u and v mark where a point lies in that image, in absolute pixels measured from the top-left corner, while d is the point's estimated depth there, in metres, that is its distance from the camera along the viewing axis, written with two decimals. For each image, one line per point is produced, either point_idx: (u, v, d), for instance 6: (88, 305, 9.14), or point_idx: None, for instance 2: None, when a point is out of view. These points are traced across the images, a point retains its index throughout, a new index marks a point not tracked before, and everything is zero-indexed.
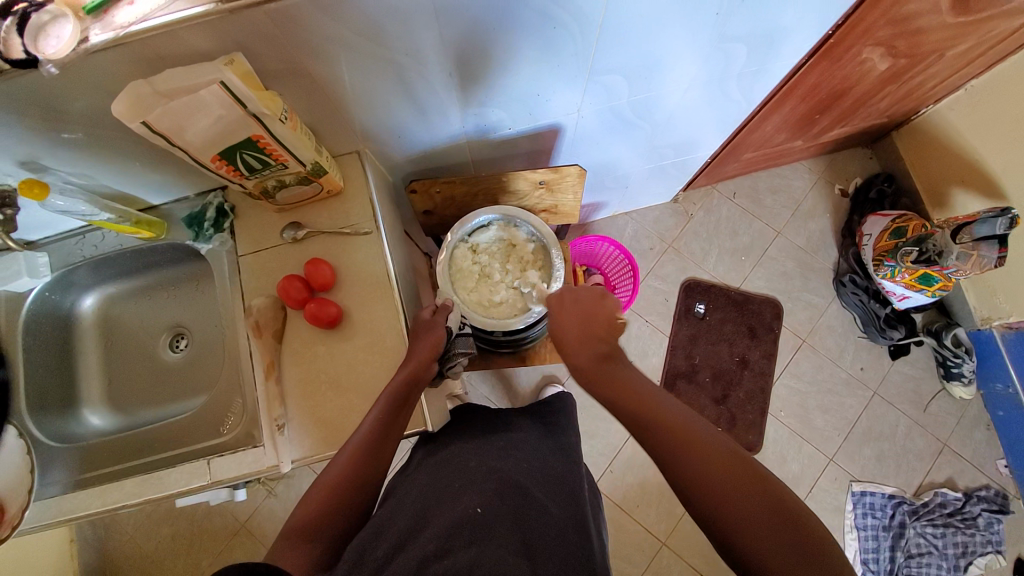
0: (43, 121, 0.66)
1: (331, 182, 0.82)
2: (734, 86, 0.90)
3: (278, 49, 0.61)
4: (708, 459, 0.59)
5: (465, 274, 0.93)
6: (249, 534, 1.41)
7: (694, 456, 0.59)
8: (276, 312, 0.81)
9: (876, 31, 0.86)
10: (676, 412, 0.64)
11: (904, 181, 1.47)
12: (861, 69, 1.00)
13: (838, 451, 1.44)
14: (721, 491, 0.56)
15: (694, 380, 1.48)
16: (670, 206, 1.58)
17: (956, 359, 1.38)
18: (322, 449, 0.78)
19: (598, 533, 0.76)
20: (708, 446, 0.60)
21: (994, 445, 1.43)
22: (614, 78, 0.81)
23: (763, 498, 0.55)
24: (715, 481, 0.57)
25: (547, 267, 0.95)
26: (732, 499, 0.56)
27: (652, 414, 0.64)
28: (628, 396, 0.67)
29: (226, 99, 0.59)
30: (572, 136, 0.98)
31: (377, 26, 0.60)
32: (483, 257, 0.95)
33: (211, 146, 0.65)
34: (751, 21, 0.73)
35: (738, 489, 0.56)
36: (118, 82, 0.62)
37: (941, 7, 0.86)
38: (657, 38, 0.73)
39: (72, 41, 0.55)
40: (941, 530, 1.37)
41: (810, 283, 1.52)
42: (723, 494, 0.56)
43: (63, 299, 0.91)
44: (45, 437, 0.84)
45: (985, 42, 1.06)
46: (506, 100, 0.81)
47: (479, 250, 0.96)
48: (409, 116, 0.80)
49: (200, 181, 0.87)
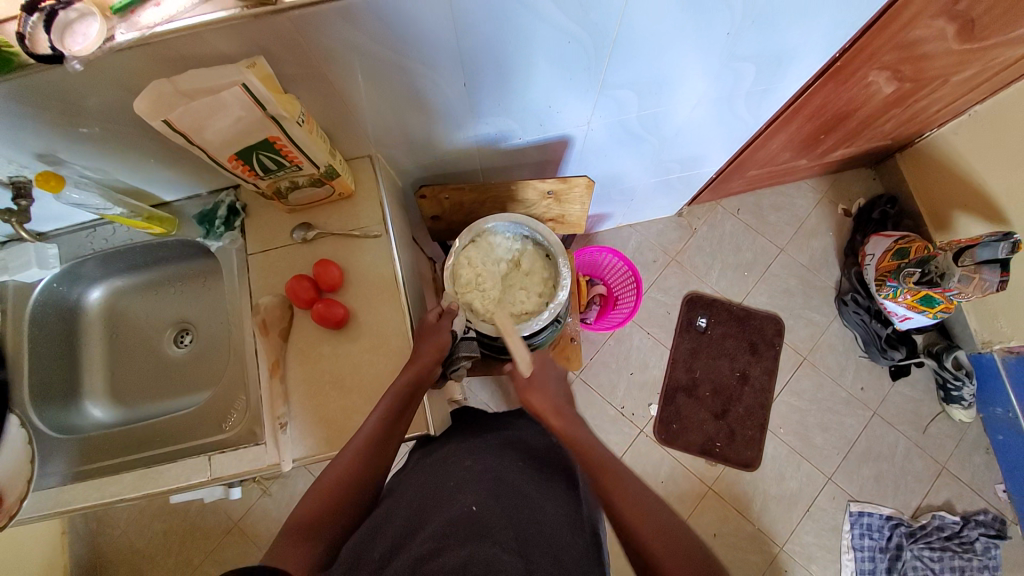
0: (62, 115, 0.67)
1: (343, 185, 0.83)
2: (741, 105, 0.92)
3: (297, 54, 0.62)
4: (654, 528, 0.62)
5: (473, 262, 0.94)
6: (242, 533, 1.40)
7: (644, 525, 0.62)
8: (283, 311, 0.82)
9: (882, 56, 0.88)
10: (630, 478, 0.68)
11: (907, 203, 1.49)
12: (866, 92, 1.01)
13: (836, 470, 1.44)
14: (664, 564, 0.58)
15: (694, 395, 1.48)
16: (674, 220, 1.59)
17: (956, 382, 1.39)
18: (322, 450, 0.78)
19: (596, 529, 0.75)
20: (659, 514, 0.63)
21: (993, 470, 1.43)
22: (624, 92, 0.82)
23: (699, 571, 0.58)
24: (661, 556, 0.59)
25: (550, 291, 0.95)
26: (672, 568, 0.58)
27: (613, 479, 0.67)
28: (596, 458, 0.70)
29: (247, 101, 0.60)
30: (580, 148, 0.99)
31: (394, 35, 0.61)
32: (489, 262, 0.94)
33: (229, 146, 0.67)
34: (759, 42, 0.74)
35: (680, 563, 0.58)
36: (138, 80, 0.63)
37: (947, 33, 0.87)
38: (668, 55, 0.74)
39: (98, 40, 0.56)
40: (938, 553, 1.37)
41: (812, 301, 1.53)
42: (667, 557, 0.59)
43: (69, 291, 0.92)
44: (46, 427, 0.85)
45: (989, 69, 1.07)
46: (517, 110, 0.82)
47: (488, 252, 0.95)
48: (419, 123, 0.81)
49: (213, 179, 0.88)
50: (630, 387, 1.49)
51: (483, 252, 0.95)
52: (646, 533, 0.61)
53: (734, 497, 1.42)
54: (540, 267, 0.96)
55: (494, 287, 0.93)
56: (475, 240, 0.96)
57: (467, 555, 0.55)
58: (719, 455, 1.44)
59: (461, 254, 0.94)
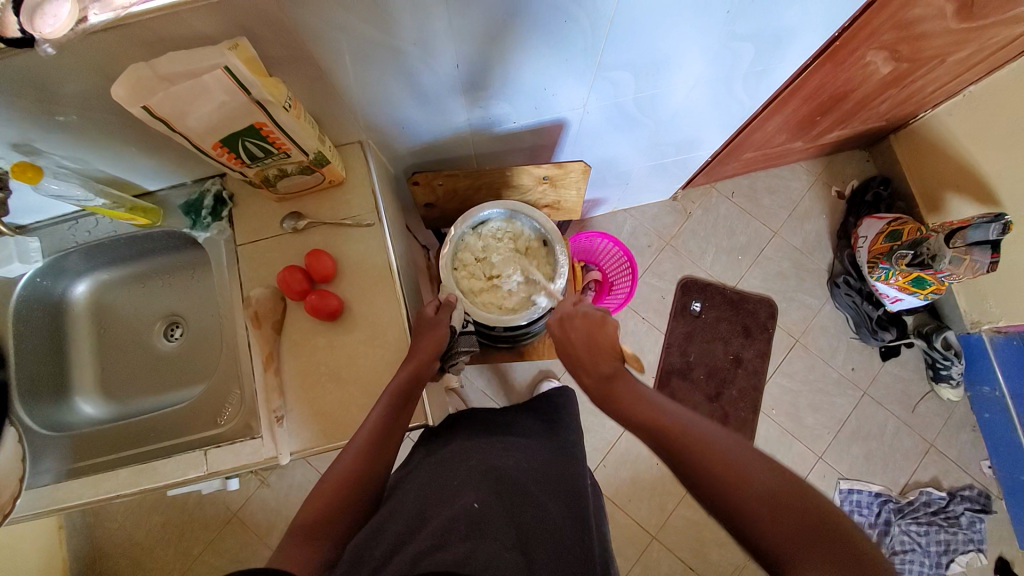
0: (37, 102, 0.64)
1: (333, 172, 0.80)
2: (739, 86, 0.90)
3: (282, 35, 0.60)
4: (749, 481, 0.55)
5: (472, 253, 0.94)
6: (241, 523, 1.40)
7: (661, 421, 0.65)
8: (276, 303, 0.80)
9: (881, 35, 0.86)
10: (701, 429, 0.62)
11: (901, 184, 1.49)
12: (864, 72, 1.00)
13: (827, 449, 1.46)
14: (765, 524, 0.52)
15: (689, 378, 1.49)
16: (669, 204, 1.58)
17: (945, 361, 1.41)
18: (320, 442, 0.77)
19: (600, 533, 0.75)
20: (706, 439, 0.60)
21: (979, 447, 1.46)
22: (621, 73, 0.80)
23: (812, 519, 0.51)
24: (691, 451, 0.60)
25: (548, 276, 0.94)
26: (779, 523, 0.52)
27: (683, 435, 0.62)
28: (652, 418, 0.66)
29: (230, 84, 0.57)
30: (576, 130, 0.97)
31: (379, 13, 0.58)
32: (489, 247, 0.94)
33: (214, 133, 0.64)
34: (758, 21, 0.73)
35: (778, 513, 0.52)
36: (117, 65, 0.61)
37: (946, 11, 0.86)
38: (667, 37, 0.73)
39: (70, 21, 0.52)
40: (925, 528, 1.40)
41: (805, 284, 1.54)
42: (770, 512, 0.53)
43: (54, 285, 0.89)
44: (37, 424, 0.83)
45: (985, 49, 1.06)
46: (513, 93, 0.80)
47: (487, 239, 0.95)
48: (410, 106, 0.79)
49: (199, 167, 0.85)
50: None
51: (481, 240, 0.95)
52: (736, 490, 0.55)
53: None
54: (538, 249, 0.96)
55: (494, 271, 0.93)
56: (473, 231, 0.96)
57: (469, 549, 0.55)
58: None
59: (461, 237, 0.95)
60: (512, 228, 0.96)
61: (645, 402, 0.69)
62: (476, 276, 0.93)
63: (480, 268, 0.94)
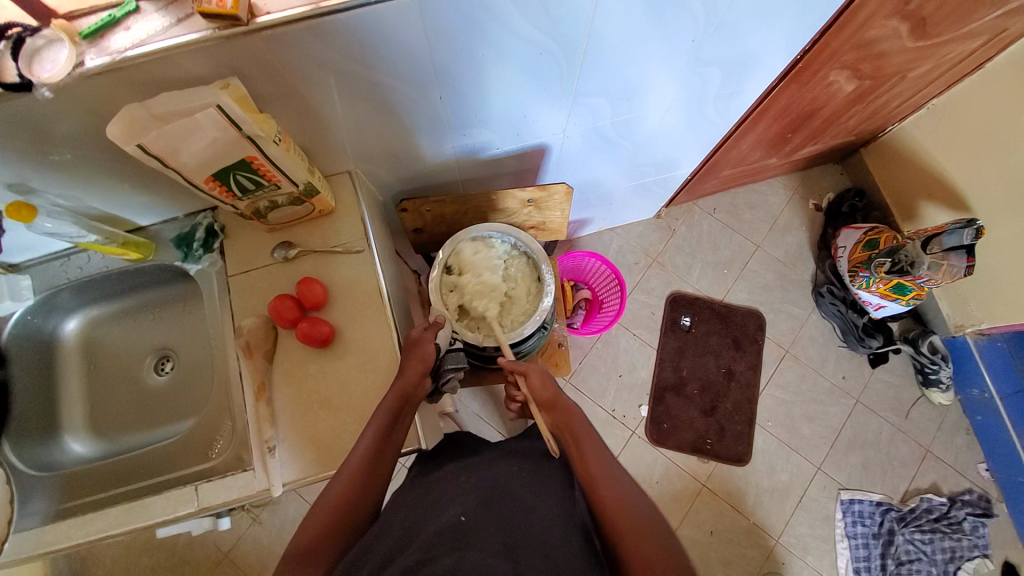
0: (33, 144, 0.66)
1: (323, 203, 0.83)
2: (711, 108, 0.95)
3: (272, 74, 0.63)
4: (659, 559, 0.60)
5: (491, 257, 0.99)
6: (233, 564, 1.36)
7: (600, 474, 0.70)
8: (267, 331, 0.81)
9: (841, 56, 0.91)
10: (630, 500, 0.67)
11: (874, 195, 1.54)
12: (829, 91, 1.06)
13: (825, 459, 1.46)
14: (642, 552, 0.60)
15: (683, 393, 1.50)
16: (654, 222, 1.62)
17: (933, 366, 1.43)
18: (312, 471, 0.77)
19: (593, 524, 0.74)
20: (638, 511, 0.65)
21: (975, 451, 1.46)
22: (597, 100, 0.84)
23: None
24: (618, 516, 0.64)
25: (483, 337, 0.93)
26: None
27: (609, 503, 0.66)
28: (605, 495, 0.67)
29: (222, 122, 0.60)
30: (557, 155, 1.01)
31: (366, 51, 0.61)
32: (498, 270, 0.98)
33: (206, 168, 0.66)
34: (723, 47, 0.77)
35: None
36: (111, 106, 0.63)
37: (901, 32, 0.92)
38: (637, 65, 0.77)
39: (66, 66, 0.56)
40: (929, 535, 1.39)
41: (790, 294, 1.57)
42: None
43: (44, 323, 0.89)
44: (25, 465, 0.82)
45: (943, 64, 1.12)
46: (495, 121, 0.84)
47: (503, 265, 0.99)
48: (398, 138, 0.82)
49: (191, 202, 0.87)
50: (619, 389, 1.50)
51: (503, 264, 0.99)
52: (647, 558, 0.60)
53: (728, 492, 1.43)
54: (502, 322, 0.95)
55: (483, 283, 0.95)
56: (512, 250, 1.00)
57: (455, 558, 0.54)
58: (711, 452, 1.46)
59: (467, 241, 0.98)
60: (517, 282, 0.99)
61: (600, 459, 0.72)
62: (475, 268, 0.97)
63: (480, 268, 0.97)
